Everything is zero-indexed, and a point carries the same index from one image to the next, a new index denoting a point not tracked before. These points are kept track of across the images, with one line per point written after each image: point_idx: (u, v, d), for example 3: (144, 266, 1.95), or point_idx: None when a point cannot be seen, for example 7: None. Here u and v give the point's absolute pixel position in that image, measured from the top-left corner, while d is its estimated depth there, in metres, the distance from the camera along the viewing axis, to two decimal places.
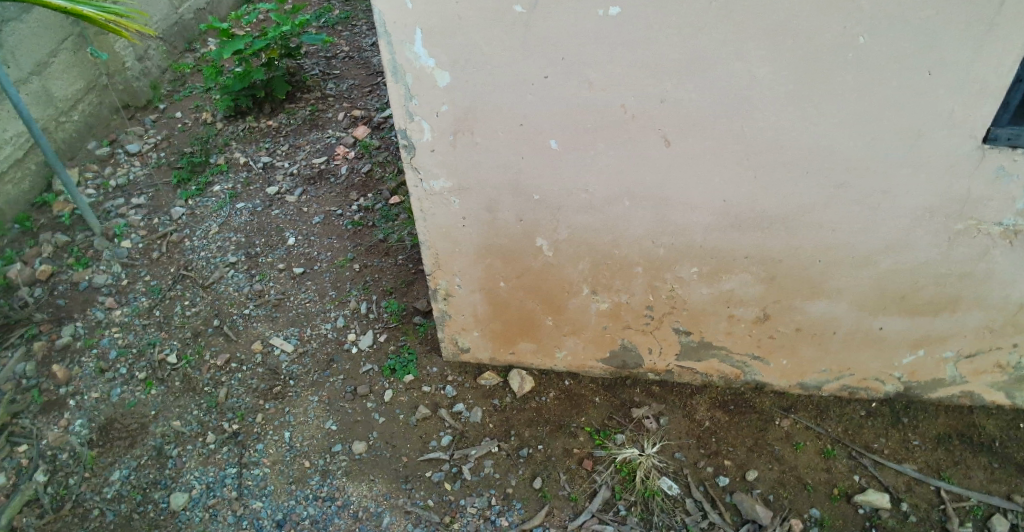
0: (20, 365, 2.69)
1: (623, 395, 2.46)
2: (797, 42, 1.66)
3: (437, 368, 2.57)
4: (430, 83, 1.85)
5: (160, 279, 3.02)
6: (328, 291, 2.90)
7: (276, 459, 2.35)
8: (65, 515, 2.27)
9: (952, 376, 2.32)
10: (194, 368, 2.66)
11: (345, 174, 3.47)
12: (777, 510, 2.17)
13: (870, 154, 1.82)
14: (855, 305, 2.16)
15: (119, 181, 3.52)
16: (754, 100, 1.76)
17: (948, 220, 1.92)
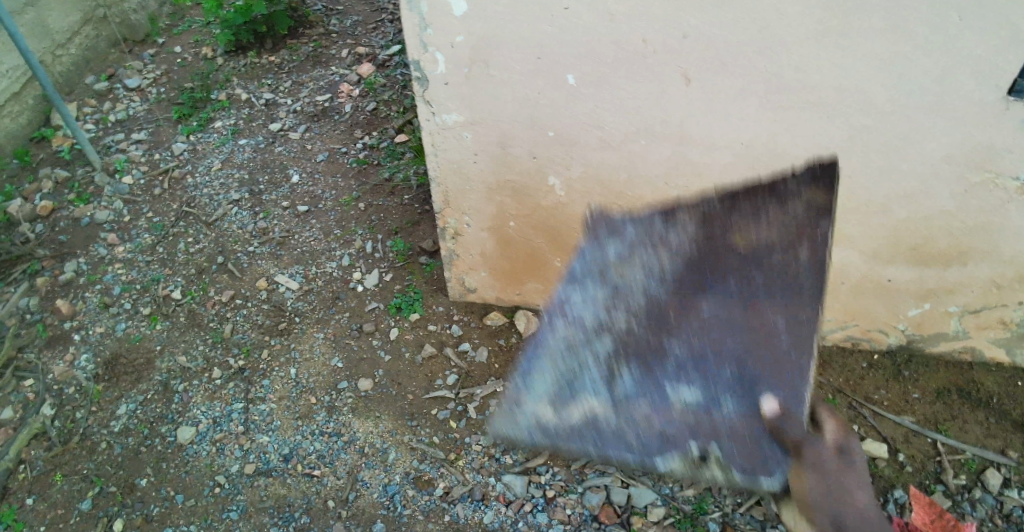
0: (24, 300, 2.72)
1: None
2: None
3: (443, 307, 2.57)
4: (446, 11, 1.80)
5: (163, 216, 2.99)
6: (332, 229, 2.87)
7: (283, 395, 2.37)
8: (73, 447, 2.30)
9: (956, 331, 2.31)
10: (199, 304, 2.65)
11: (350, 112, 3.39)
12: None
13: (904, 123, 1.81)
14: (866, 254, 2.15)
15: (118, 116, 3.46)
16: (790, 58, 1.73)
17: (966, 170, 1.88)
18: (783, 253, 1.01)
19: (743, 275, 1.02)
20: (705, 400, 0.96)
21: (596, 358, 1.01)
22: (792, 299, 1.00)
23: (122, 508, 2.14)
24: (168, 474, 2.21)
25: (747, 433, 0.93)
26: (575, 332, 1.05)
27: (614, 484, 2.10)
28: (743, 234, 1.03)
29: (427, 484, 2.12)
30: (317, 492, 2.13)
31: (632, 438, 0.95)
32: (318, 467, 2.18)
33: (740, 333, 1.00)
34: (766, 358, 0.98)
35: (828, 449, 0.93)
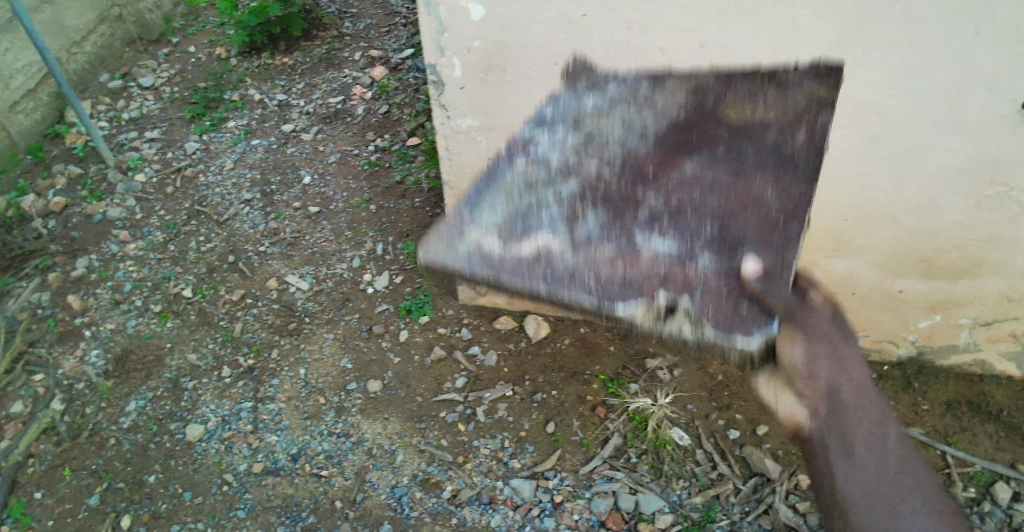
0: (36, 295, 2.74)
1: (638, 346, 2.46)
2: (851, 9, 1.62)
3: (453, 310, 2.58)
4: (464, 16, 1.82)
5: (175, 214, 3.01)
6: (343, 231, 2.88)
7: (292, 395, 2.38)
8: (82, 442, 2.31)
9: (966, 343, 2.30)
10: (210, 303, 2.67)
11: (362, 115, 3.41)
12: (786, 465, 2.17)
13: (916, 136, 1.81)
14: (877, 266, 2.14)
15: (132, 115, 3.48)
16: None
17: (979, 183, 1.87)
18: (776, 134, 1.48)
19: (733, 147, 1.47)
20: (680, 251, 1.28)
21: (558, 203, 1.39)
22: (781, 170, 1.41)
23: (130, 504, 2.15)
24: (177, 471, 2.22)
25: (731, 285, 1.21)
26: (539, 178, 1.46)
27: (622, 490, 2.10)
28: (736, 110, 1.55)
29: (434, 487, 2.13)
30: (325, 492, 2.14)
31: (586, 264, 1.27)
32: (325, 468, 2.19)
33: (722, 193, 1.38)
34: (758, 220, 1.32)
35: (826, 320, 1.18)
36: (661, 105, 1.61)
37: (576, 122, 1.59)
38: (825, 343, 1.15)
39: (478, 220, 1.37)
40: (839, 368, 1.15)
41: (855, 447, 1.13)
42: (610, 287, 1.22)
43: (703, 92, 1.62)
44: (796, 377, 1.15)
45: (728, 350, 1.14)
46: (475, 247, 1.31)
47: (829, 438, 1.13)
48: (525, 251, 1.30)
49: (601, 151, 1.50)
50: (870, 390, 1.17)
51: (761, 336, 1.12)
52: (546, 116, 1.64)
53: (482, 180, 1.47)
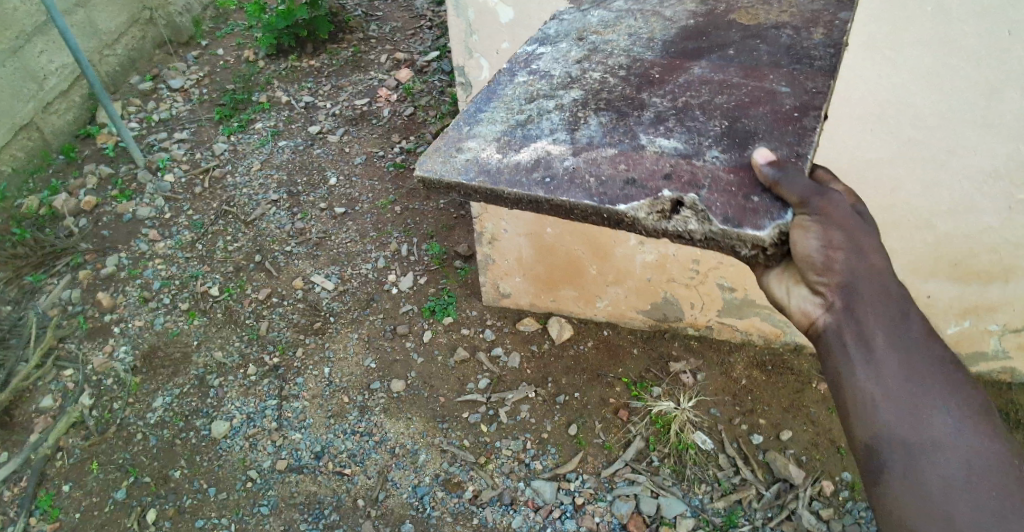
0: (66, 292, 2.80)
1: (661, 349, 2.45)
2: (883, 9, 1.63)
3: (476, 311, 2.59)
4: (493, 18, 1.87)
5: (203, 214, 3.06)
6: (368, 231, 2.92)
7: (316, 393, 2.41)
8: (110, 437, 2.36)
9: (996, 350, 2.27)
10: (236, 301, 2.71)
11: (387, 117, 3.44)
12: (809, 471, 2.15)
13: (949, 137, 1.79)
14: (906, 270, 2.12)
15: (162, 116, 3.54)
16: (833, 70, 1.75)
17: (1013, 187, 1.84)
18: (791, 35, 1.40)
19: (745, 47, 1.38)
20: (687, 148, 1.15)
21: (559, 109, 1.27)
22: (797, 68, 1.30)
23: (156, 499, 2.19)
24: (202, 467, 2.25)
25: (741, 177, 1.09)
26: (540, 88, 1.33)
27: (644, 494, 2.10)
28: (748, 15, 1.48)
29: (456, 487, 2.14)
30: (348, 490, 2.16)
31: (589, 164, 1.15)
32: (348, 466, 2.21)
33: (733, 92, 1.26)
34: (771, 112, 1.21)
35: (845, 206, 1.05)
36: (670, 15, 1.53)
37: (580, 35, 1.48)
38: (845, 231, 1.04)
39: (475, 133, 1.24)
40: (860, 259, 1.06)
41: (872, 333, 1.06)
42: (613, 187, 1.10)
43: (713, 1, 1.55)
44: (812, 270, 1.05)
45: (741, 245, 1.04)
46: (469, 159, 1.18)
47: (849, 327, 1.07)
48: (524, 159, 1.17)
49: (607, 60, 1.39)
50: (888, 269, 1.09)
51: (772, 225, 1.02)
52: (550, 31, 1.52)
53: (479, 95, 1.34)
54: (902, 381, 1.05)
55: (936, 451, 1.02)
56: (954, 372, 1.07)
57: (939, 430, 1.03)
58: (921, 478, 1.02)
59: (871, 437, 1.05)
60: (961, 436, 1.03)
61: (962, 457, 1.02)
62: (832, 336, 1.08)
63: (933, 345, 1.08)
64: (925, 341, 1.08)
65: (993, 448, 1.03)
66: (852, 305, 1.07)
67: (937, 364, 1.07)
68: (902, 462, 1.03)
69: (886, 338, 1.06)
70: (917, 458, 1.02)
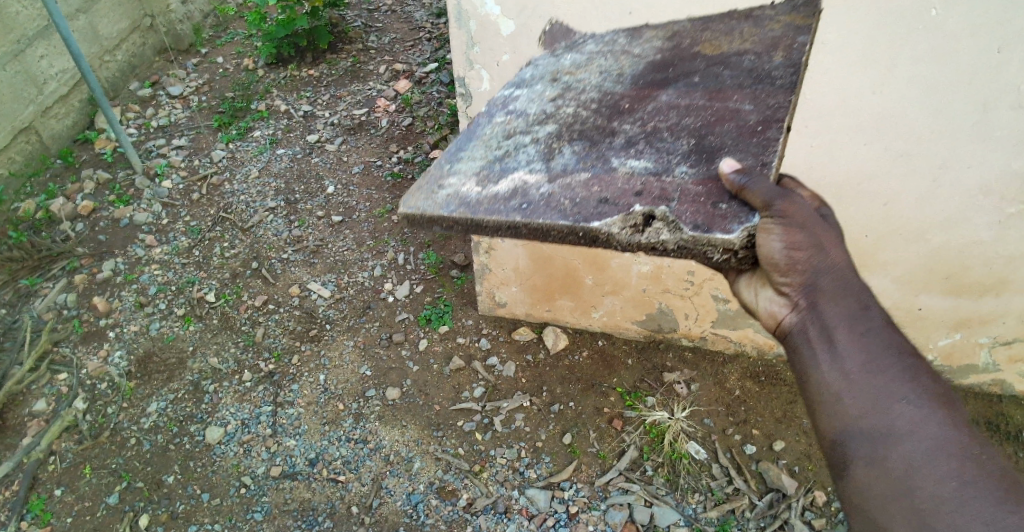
0: (62, 296, 2.80)
1: (656, 359, 2.47)
2: (879, 25, 1.64)
3: (472, 320, 2.60)
4: (494, 31, 1.90)
5: (200, 220, 3.07)
6: (365, 240, 2.93)
7: (311, 400, 2.41)
8: (103, 442, 2.35)
9: (985, 363, 2.30)
10: (232, 307, 2.71)
11: (385, 127, 3.46)
12: (802, 481, 2.17)
13: (942, 151, 1.82)
14: (899, 283, 2.15)
15: (160, 122, 3.55)
16: (827, 83, 1.77)
17: (1006, 199, 1.87)
18: (753, 59, 1.45)
19: (709, 74, 1.45)
20: (657, 167, 1.24)
21: (535, 143, 1.34)
22: (759, 86, 1.38)
23: (149, 504, 2.19)
24: (195, 472, 2.25)
25: (709, 188, 1.18)
26: (516, 124, 1.41)
27: (638, 503, 2.11)
28: (712, 47, 1.54)
29: (450, 495, 2.15)
30: (342, 497, 2.16)
31: (564, 190, 1.22)
32: (343, 473, 2.22)
33: (698, 112, 1.35)
34: (735, 128, 1.30)
35: (805, 209, 1.17)
36: (638, 52, 1.61)
37: (553, 76, 1.57)
38: (807, 233, 1.16)
39: (455, 170, 1.31)
40: (823, 263, 1.21)
41: (835, 331, 1.21)
42: (587, 207, 1.17)
43: (679, 37, 1.63)
44: (778, 272, 1.19)
45: (712, 250, 1.11)
46: (450, 194, 1.25)
47: (813, 328, 1.22)
48: (502, 189, 1.25)
49: (580, 95, 1.46)
50: (847, 274, 1.23)
51: (740, 228, 1.11)
52: (525, 75, 1.62)
53: (459, 136, 1.42)
54: (863, 373, 1.18)
55: (899, 436, 1.14)
56: (914, 365, 1.19)
57: (900, 418, 1.15)
58: (885, 461, 1.14)
59: (839, 427, 1.18)
60: (921, 421, 1.14)
61: (922, 441, 1.13)
62: (800, 339, 1.24)
63: (893, 340, 1.21)
64: (885, 338, 1.21)
65: (954, 432, 1.14)
66: (815, 307, 1.22)
67: (897, 358, 1.19)
68: (868, 447, 1.15)
69: (849, 336, 1.20)
70: (881, 443, 1.14)
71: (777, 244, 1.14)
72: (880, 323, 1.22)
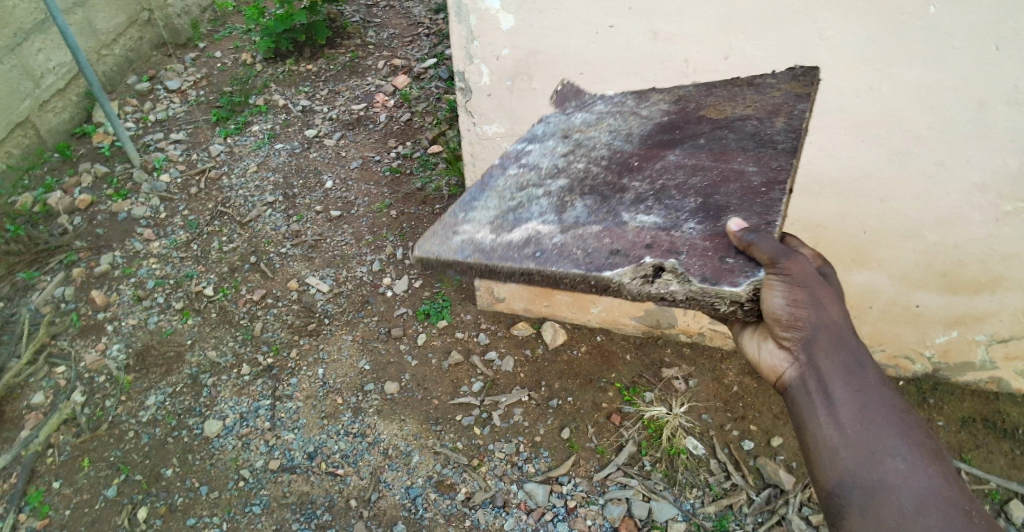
0: (59, 290, 2.80)
1: (654, 355, 2.48)
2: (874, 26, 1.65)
3: (471, 315, 2.61)
4: (495, 25, 1.90)
5: (198, 215, 3.06)
6: (364, 234, 2.93)
7: (310, 394, 2.41)
8: (101, 435, 2.36)
9: (982, 360, 2.31)
10: (230, 301, 2.71)
11: (384, 122, 3.46)
12: (799, 476, 2.18)
13: (938, 149, 1.82)
14: (896, 280, 2.16)
15: (159, 116, 3.54)
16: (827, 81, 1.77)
17: (1002, 197, 1.87)
18: (755, 125, 1.50)
19: (714, 137, 1.48)
20: (666, 222, 1.27)
21: (547, 193, 1.40)
22: (762, 149, 1.41)
23: (147, 497, 2.19)
24: (194, 466, 2.25)
25: (717, 243, 1.21)
26: (528, 176, 1.46)
27: (636, 497, 2.12)
28: (717, 111, 1.60)
29: (449, 489, 2.15)
30: (340, 490, 2.17)
31: (576, 242, 1.26)
32: (341, 466, 2.22)
33: (704, 172, 1.39)
34: (740, 189, 1.33)
35: (808, 265, 1.19)
36: (646, 114, 1.69)
37: (565, 133, 1.65)
38: (808, 289, 1.20)
39: (470, 218, 1.35)
40: (822, 318, 1.25)
41: (831, 385, 1.25)
42: (599, 257, 1.22)
43: (686, 100, 1.72)
44: (779, 323, 1.24)
45: (718, 302, 1.15)
46: (465, 240, 1.29)
47: (810, 381, 1.27)
48: (516, 238, 1.29)
49: (590, 153, 1.51)
50: (845, 330, 1.27)
51: (746, 282, 1.14)
52: (537, 132, 1.68)
53: (473, 185, 1.45)
54: (856, 426, 1.23)
55: (890, 488, 1.17)
56: (908, 422, 1.23)
57: (892, 471, 1.19)
58: (878, 512, 1.16)
59: (832, 475, 1.22)
60: (912, 475, 1.18)
61: (912, 494, 1.16)
62: (797, 392, 1.29)
63: (888, 396, 1.25)
64: (881, 394, 1.25)
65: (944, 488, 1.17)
66: (813, 361, 1.27)
67: (891, 414, 1.23)
68: (860, 496, 1.19)
69: (844, 390, 1.24)
70: (872, 494, 1.18)
71: (779, 298, 1.18)
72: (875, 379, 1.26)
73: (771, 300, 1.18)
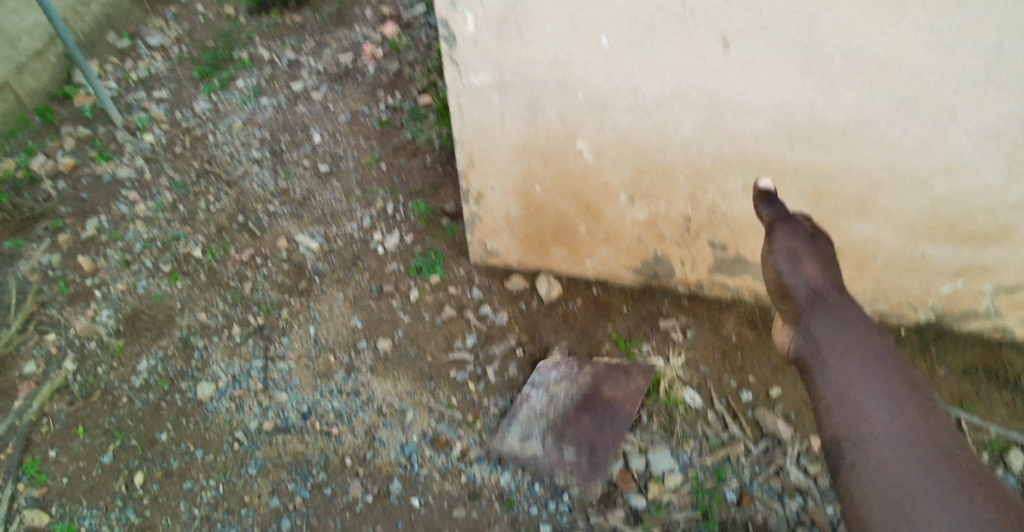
0: (46, 257, 2.74)
1: (651, 307, 2.44)
2: None
3: (464, 270, 2.56)
4: None
5: (184, 174, 2.98)
6: (354, 189, 2.86)
7: (302, 354, 2.38)
8: (95, 402, 2.32)
9: (987, 310, 2.28)
10: (219, 263, 2.66)
11: (373, 73, 3.36)
12: (797, 428, 2.16)
13: (949, 98, 1.74)
14: (901, 229, 2.11)
15: (140, 75, 3.43)
16: (836, 24, 1.65)
17: (1016, 146, 1.80)
18: None
19: None
20: None
21: None
22: None
23: (143, 462, 2.17)
24: (188, 430, 2.23)
25: None
26: None
27: (632, 451, 2.12)
28: None
29: (444, 445, 2.15)
30: (335, 450, 2.16)
31: None
32: (336, 426, 2.20)
33: None
34: None
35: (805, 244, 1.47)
36: None
37: None
38: (805, 262, 1.44)
39: None
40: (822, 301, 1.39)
41: (822, 347, 1.33)
42: None
43: None
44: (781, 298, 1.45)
45: None
46: None
47: (804, 351, 1.35)
48: None
49: None
50: (837, 302, 1.39)
51: None
52: None
53: None
54: (843, 383, 1.26)
55: (881, 443, 1.15)
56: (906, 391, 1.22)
57: (880, 425, 1.17)
58: (865, 463, 1.14)
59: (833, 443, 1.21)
60: (899, 429, 1.16)
61: (911, 461, 1.11)
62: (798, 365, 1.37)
63: (876, 364, 1.28)
64: (869, 361, 1.28)
65: (950, 457, 1.12)
66: (803, 329, 1.37)
67: (885, 382, 1.24)
68: (856, 460, 1.15)
69: (834, 351, 1.31)
70: (869, 459, 1.14)
71: (778, 265, 1.45)
72: (864, 346, 1.32)
73: (770, 266, 1.46)
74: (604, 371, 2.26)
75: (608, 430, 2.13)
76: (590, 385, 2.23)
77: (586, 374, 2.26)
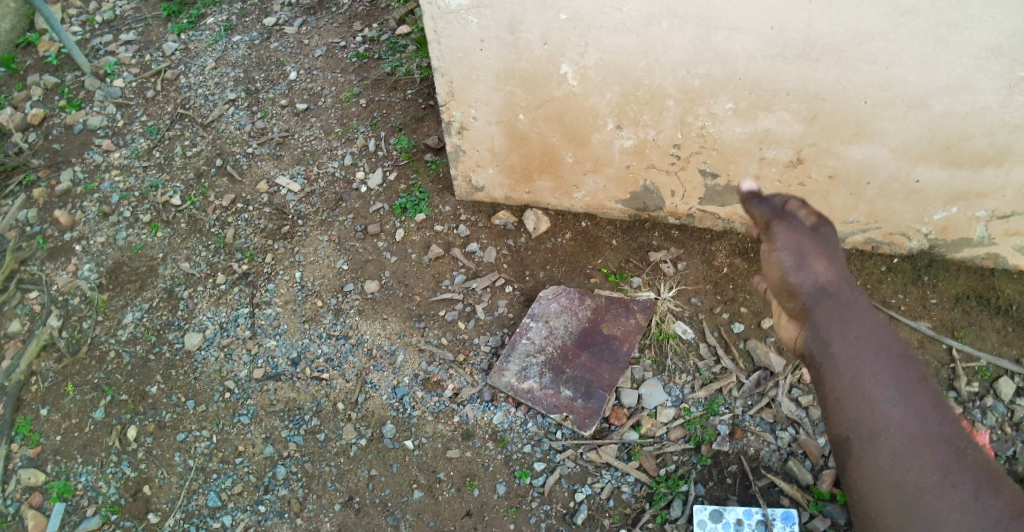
0: (22, 213, 2.65)
1: (641, 239, 2.39)
2: None
3: (450, 207, 2.49)
4: None
5: (157, 119, 2.88)
6: (333, 127, 2.76)
7: (288, 298, 2.33)
8: (82, 357, 2.27)
9: (981, 237, 2.25)
10: (199, 210, 2.58)
11: (347, 4, 3.22)
12: (789, 358, 2.15)
13: (948, 8, 1.67)
14: (897, 153, 2.04)
15: (105, 17, 3.27)
16: None
17: (1016, 64, 1.75)
18: None
19: None
20: None
21: None
22: None
23: (135, 416, 2.14)
24: (178, 381, 2.19)
25: None
26: None
27: (625, 386, 2.11)
28: None
29: (435, 386, 2.13)
30: (327, 394, 2.13)
31: None
32: (326, 371, 2.17)
33: None
34: None
35: (808, 242, 1.57)
36: None
37: None
38: (808, 261, 1.55)
39: None
40: (825, 298, 1.51)
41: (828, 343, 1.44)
42: None
43: None
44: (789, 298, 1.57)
45: None
46: None
47: (810, 341, 1.48)
48: None
49: None
50: (839, 292, 1.52)
51: None
52: None
53: None
54: (850, 378, 1.37)
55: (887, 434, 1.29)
56: (909, 380, 1.35)
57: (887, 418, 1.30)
58: (873, 454, 1.29)
59: (839, 429, 1.36)
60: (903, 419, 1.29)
61: (913, 452, 1.26)
62: (804, 353, 1.51)
63: (880, 355, 1.39)
64: (872, 351, 1.39)
65: (946, 441, 1.26)
66: (808, 321, 1.50)
67: (888, 370, 1.36)
68: (861, 448, 1.31)
69: (840, 346, 1.42)
70: (873, 447, 1.30)
71: (782, 264, 1.57)
72: (866, 334, 1.43)
73: (774, 265, 1.59)
74: (604, 306, 2.24)
75: (609, 368, 2.12)
76: (591, 320, 2.22)
77: (586, 310, 2.24)
